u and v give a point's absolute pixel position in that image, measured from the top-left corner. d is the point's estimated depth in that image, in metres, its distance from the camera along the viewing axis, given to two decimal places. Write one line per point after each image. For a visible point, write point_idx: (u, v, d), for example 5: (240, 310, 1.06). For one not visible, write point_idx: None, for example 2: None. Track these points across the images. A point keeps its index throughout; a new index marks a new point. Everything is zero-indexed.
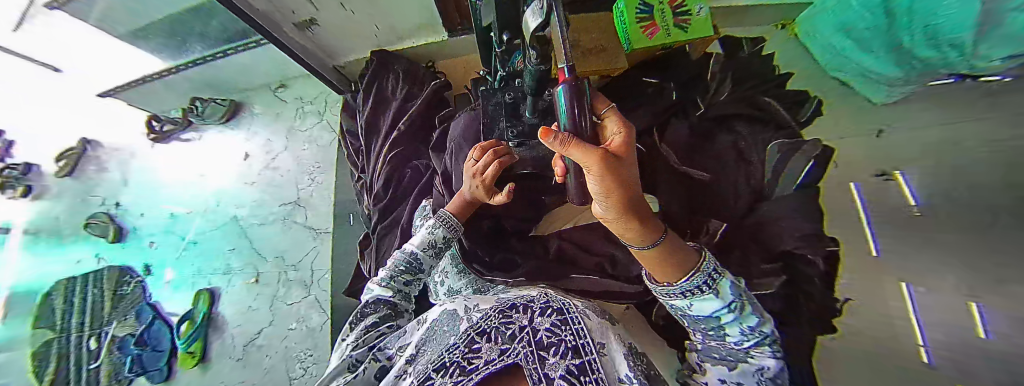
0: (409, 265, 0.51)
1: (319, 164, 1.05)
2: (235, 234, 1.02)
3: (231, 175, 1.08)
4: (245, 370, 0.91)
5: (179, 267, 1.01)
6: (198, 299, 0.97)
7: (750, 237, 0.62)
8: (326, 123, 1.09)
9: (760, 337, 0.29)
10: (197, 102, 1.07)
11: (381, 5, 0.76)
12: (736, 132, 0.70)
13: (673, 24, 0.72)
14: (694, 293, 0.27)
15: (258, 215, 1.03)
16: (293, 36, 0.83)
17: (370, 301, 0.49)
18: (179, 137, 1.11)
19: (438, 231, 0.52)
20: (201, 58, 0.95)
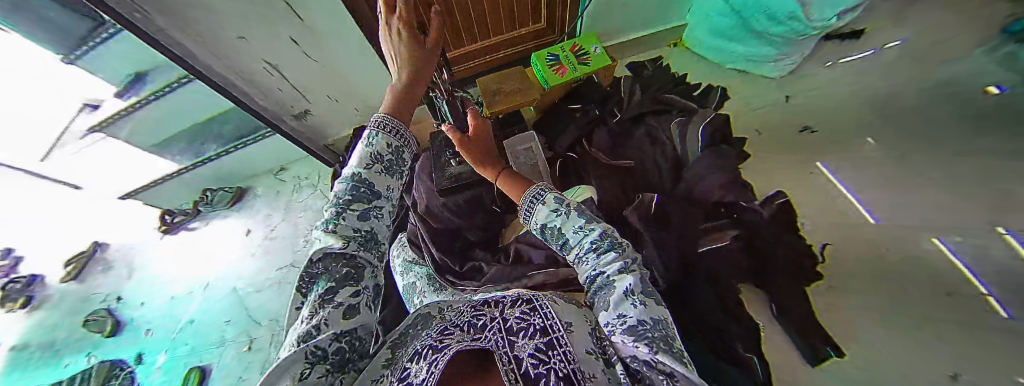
0: (356, 192, 0.33)
1: (313, 225, 1.20)
2: (229, 307, 1.08)
3: (234, 253, 1.20)
4: None
5: (172, 349, 1.00)
6: (188, 379, 0.94)
7: (686, 205, 0.69)
8: (318, 192, 1.27)
9: (595, 235, 0.35)
10: (208, 193, 1.27)
11: (357, 92, 1.04)
12: (649, 124, 0.86)
13: (576, 63, 0.94)
14: (535, 210, 0.40)
15: (255, 283, 1.12)
16: (293, 125, 1.08)
17: (313, 260, 0.28)
18: (186, 225, 1.25)
19: (379, 139, 0.37)
20: (217, 154, 1.16)
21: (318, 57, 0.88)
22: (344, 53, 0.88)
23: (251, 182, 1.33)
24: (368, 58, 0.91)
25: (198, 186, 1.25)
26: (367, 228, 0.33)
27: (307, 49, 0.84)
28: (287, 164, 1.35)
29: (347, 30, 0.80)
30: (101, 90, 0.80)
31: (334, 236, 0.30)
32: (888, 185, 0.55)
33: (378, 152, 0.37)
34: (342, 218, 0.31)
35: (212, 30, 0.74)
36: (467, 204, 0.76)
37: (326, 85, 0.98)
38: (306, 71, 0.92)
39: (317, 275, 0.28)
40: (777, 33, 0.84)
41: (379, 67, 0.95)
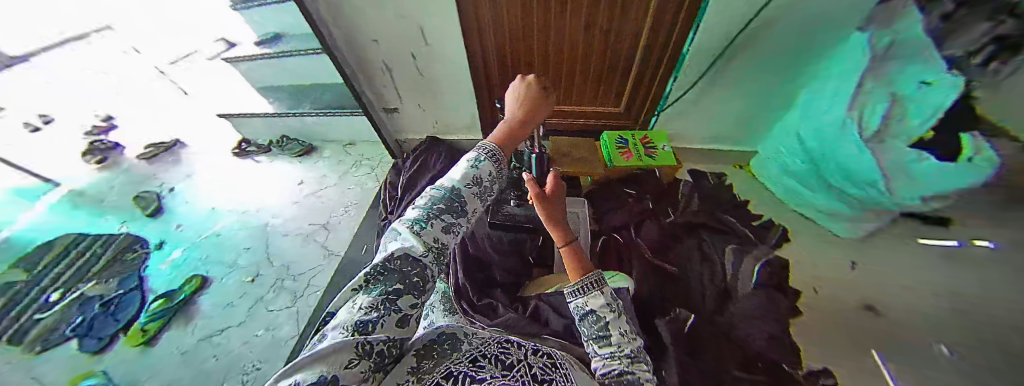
0: (449, 207, 0.40)
1: (356, 201, 1.25)
2: (247, 241, 1.12)
3: (281, 195, 1.29)
4: (179, 369, 0.82)
5: (190, 250, 1.08)
6: (187, 283, 0.99)
7: (722, 338, 0.64)
8: (373, 175, 1.36)
9: (633, 341, 0.39)
10: (284, 139, 1.47)
11: (444, 109, 1.13)
12: (701, 237, 0.85)
13: (644, 152, 0.96)
14: (587, 294, 0.42)
15: (287, 226, 1.18)
16: (380, 116, 1.18)
17: (394, 257, 0.33)
18: (252, 156, 1.41)
19: (484, 167, 0.44)
20: (305, 112, 1.33)
21: (427, 72, 0.99)
22: (447, 75, 0.99)
23: (323, 145, 1.50)
24: (464, 84, 1.01)
25: (280, 132, 1.47)
26: (441, 243, 0.38)
27: (421, 63, 0.96)
28: (357, 141, 1.49)
29: (457, 58, 0.93)
30: (244, 33, 1.15)
31: (417, 241, 0.35)
32: None
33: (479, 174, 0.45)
34: (429, 227, 0.37)
35: (360, 30, 0.89)
36: (508, 245, 0.81)
37: (423, 94, 1.07)
38: (411, 78, 1.02)
39: (391, 272, 0.32)
40: (855, 194, 0.77)
41: (469, 93, 1.04)
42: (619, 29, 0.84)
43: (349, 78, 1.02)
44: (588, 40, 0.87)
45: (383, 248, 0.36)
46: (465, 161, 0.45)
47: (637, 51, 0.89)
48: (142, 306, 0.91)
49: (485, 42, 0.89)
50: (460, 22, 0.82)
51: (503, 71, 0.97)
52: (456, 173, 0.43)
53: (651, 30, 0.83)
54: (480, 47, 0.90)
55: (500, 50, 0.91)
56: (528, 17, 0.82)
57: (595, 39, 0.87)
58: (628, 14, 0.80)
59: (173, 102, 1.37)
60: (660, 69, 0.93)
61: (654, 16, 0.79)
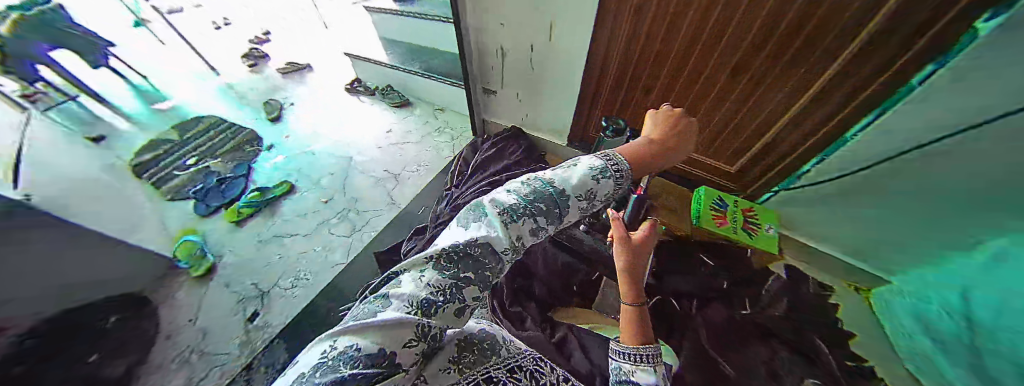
0: (548, 212, 0.34)
1: (427, 164, 1.30)
2: (338, 166, 1.34)
3: (371, 137, 1.46)
4: (254, 251, 1.06)
5: (288, 159, 1.40)
6: (280, 186, 1.26)
7: None
8: (452, 145, 1.39)
9: None
10: (388, 90, 1.66)
11: (541, 108, 1.07)
12: (776, 350, 0.66)
13: (741, 226, 0.81)
14: (640, 365, 0.35)
15: (366, 166, 1.32)
16: (477, 95, 1.19)
17: (475, 243, 0.30)
18: (359, 96, 1.71)
19: (605, 184, 0.36)
20: (416, 72, 1.50)
21: (538, 69, 0.94)
22: (558, 76, 0.92)
23: (418, 103, 1.62)
24: (571, 89, 0.93)
25: (388, 81, 1.68)
26: (523, 243, 0.33)
27: (535, 58, 0.91)
28: (447, 108, 1.56)
29: (574, 63, 0.85)
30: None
31: (503, 234, 0.31)
32: None
33: (595, 189, 0.36)
34: (519, 222, 0.32)
35: (491, 12, 0.87)
36: (560, 270, 0.77)
37: (525, 87, 1.03)
38: (519, 71, 0.99)
39: (467, 257, 0.29)
40: None
41: (572, 100, 0.97)
42: (771, 85, 0.62)
43: (465, 56, 1.05)
44: (721, 86, 0.68)
45: (466, 225, 0.32)
46: (588, 166, 0.37)
47: (782, 119, 0.66)
48: (243, 192, 1.26)
49: (609, 59, 0.78)
50: (592, 30, 0.75)
51: (615, 94, 0.86)
52: (574, 177, 0.36)
53: (817, 99, 0.59)
54: (601, 61, 0.80)
55: (621, 72, 0.80)
56: (665, 45, 0.68)
57: (735, 91, 0.67)
58: (793, 69, 0.57)
59: (318, 49, 2.18)
60: (801, 142, 0.67)
61: (831, 82, 0.55)
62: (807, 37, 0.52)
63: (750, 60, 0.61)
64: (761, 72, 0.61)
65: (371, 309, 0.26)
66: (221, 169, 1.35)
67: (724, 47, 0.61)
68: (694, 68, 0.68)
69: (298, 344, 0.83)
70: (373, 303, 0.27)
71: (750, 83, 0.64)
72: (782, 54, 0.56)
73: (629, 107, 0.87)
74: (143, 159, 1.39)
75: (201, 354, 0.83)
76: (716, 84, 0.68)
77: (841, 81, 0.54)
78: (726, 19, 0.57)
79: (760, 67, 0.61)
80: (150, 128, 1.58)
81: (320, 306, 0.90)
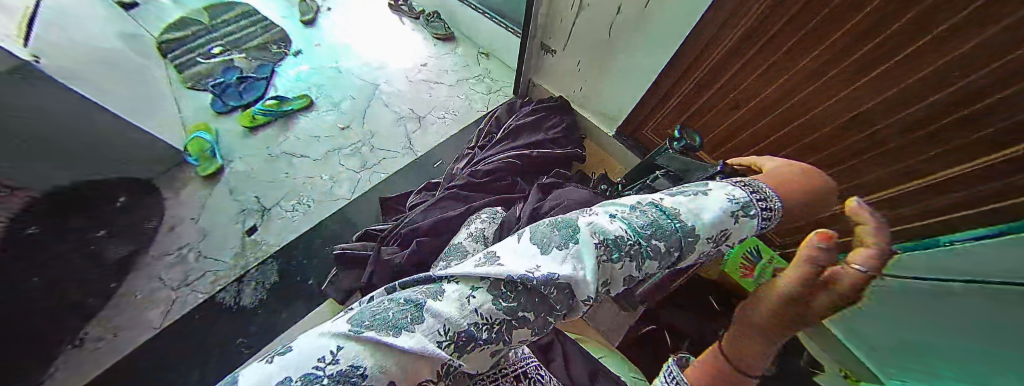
0: (669, 253, 0.27)
1: (455, 115, 1.19)
2: (364, 91, 1.24)
3: (404, 66, 1.33)
4: (263, 163, 1.03)
5: (313, 71, 1.30)
6: (300, 99, 1.18)
7: None
8: (487, 99, 1.26)
9: None
10: (434, 16, 1.47)
11: (601, 87, 0.93)
12: None
13: None
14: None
15: (391, 100, 1.21)
16: (532, 50, 1.04)
17: (554, 282, 0.23)
18: (402, 15, 1.53)
19: (745, 225, 0.29)
20: (471, 4, 1.32)
21: (615, 37, 0.78)
22: (637, 54, 0.77)
23: (462, 40, 1.45)
24: (646, 74, 0.78)
25: (436, 7, 1.49)
26: (609, 286, 0.27)
27: (619, 24, 0.75)
28: (492, 54, 1.39)
29: (662, 43, 0.70)
30: None
31: (596, 277, 0.25)
32: None
33: (727, 231, 0.28)
34: (616, 264, 0.26)
35: None
36: None
37: (592, 54, 0.88)
38: (591, 34, 0.83)
39: (535, 294, 0.24)
40: None
41: (642, 88, 0.82)
42: (888, 152, 0.46)
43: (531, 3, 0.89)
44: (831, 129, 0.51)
45: (546, 249, 0.25)
46: (726, 196, 0.29)
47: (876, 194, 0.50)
48: (261, 98, 1.20)
49: (709, 52, 0.62)
50: (706, 12, 0.58)
51: (695, 94, 0.71)
52: (707, 212, 0.28)
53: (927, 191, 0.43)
54: (698, 52, 0.64)
55: (719, 69, 0.63)
56: (792, 56, 0.50)
57: (891, 120, 0.43)
58: (929, 145, 0.40)
59: None
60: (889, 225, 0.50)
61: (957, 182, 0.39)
62: (967, 114, 0.35)
63: (884, 114, 0.44)
64: (890, 132, 0.44)
65: (394, 315, 0.21)
66: (245, 66, 1.28)
67: (867, 86, 0.43)
68: (814, 95, 0.51)
69: (291, 269, 0.83)
70: (401, 303, 0.23)
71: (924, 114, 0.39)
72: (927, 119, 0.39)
73: (705, 115, 0.72)
74: (172, 37, 1.34)
75: (199, 256, 0.85)
76: (850, 113, 0.47)
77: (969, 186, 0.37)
78: (891, 50, 0.39)
79: (894, 127, 0.43)
80: (183, 2, 1.49)
81: (318, 236, 0.89)
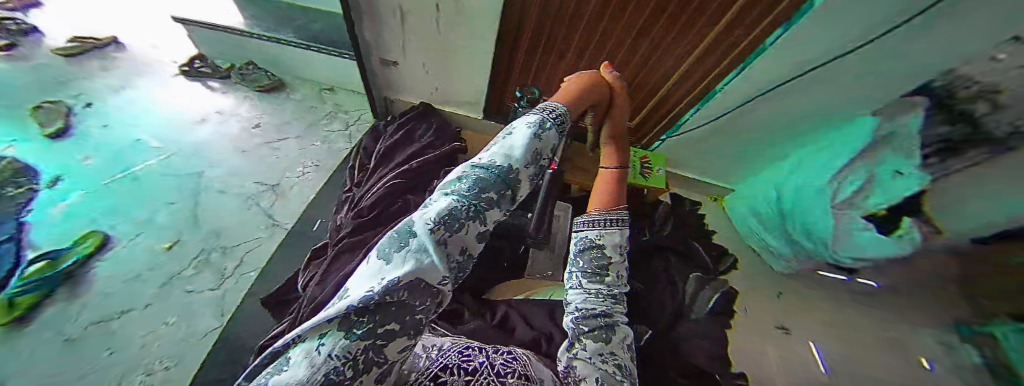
0: (501, 195, 0.34)
1: (319, 163, 1.11)
2: (180, 190, 0.99)
3: (227, 141, 1.12)
4: (60, 360, 0.67)
5: (92, 196, 0.92)
6: (85, 238, 0.83)
7: (671, 356, 0.75)
8: (347, 133, 1.20)
9: (588, 245, 0.47)
10: (251, 67, 1.28)
11: (453, 78, 0.99)
12: (668, 261, 0.97)
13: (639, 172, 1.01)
14: (607, 229, 0.47)
15: (226, 183, 1.02)
16: (372, 66, 1.01)
17: (401, 283, 0.26)
18: (209, 80, 1.28)
19: (548, 137, 0.39)
20: (286, 42, 1.19)
21: (444, 30, 0.84)
22: (467, 39, 0.86)
23: (296, 83, 1.31)
24: (484, 54, 0.89)
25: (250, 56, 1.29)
26: (467, 249, 0.32)
27: (443, 18, 0.81)
28: (337, 87, 1.31)
29: (488, 23, 0.81)
30: None
31: (446, 254, 0.30)
32: None
33: (536, 148, 0.37)
34: (461, 232, 0.31)
35: None
36: (490, 252, 0.79)
37: (429, 53, 0.92)
38: (422, 35, 0.87)
39: (389, 304, 0.26)
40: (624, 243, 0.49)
41: (485, 68, 0.93)
42: (670, 45, 0.80)
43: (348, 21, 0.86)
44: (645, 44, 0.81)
45: (388, 259, 0.28)
46: (525, 127, 0.38)
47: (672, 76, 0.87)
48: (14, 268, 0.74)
49: (526, 19, 0.80)
50: None
51: (529, 60, 0.91)
52: (516, 149, 0.36)
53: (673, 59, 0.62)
54: (517, 17, 0.79)
55: (539, 32, 0.82)
56: (581, 11, 0.76)
57: (658, 26, 0.76)
58: (684, 34, 0.76)
59: (126, 16, 1.52)
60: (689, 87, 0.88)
61: (711, 44, 0.75)
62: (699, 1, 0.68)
63: (655, 25, 0.76)
64: (662, 34, 0.78)
65: None
66: None
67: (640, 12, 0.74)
68: (610, 34, 0.81)
69: None
70: None
71: (675, 15, 0.72)
72: (685, 14, 0.72)
73: (544, 73, 0.93)
74: None
75: None
76: (637, 31, 0.78)
77: (728, 37, 0.73)
78: None
79: (662, 30, 0.77)
80: None
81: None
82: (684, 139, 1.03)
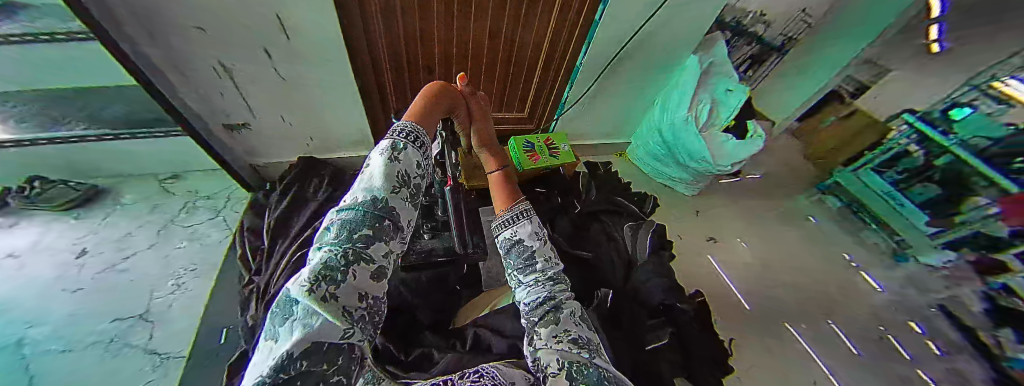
0: (382, 226, 0.32)
1: (193, 266, 0.88)
2: (3, 369, 0.65)
3: (42, 282, 0.79)
4: None
5: None
6: None
7: (633, 302, 0.81)
8: (218, 220, 1.00)
9: (510, 244, 0.48)
10: (33, 183, 0.91)
11: (324, 123, 0.96)
12: (603, 221, 1.05)
13: (548, 154, 1.10)
14: (516, 223, 0.49)
15: (63, 338, 0.71)
16: (217, 131, 0.89)
17: (295, 352, 0.20)
18: None
19: (408, 157, 0.37)
20: (68, 138, 0.87)
21: (290, 76, 0.78)
22: (323, 81, 0.81)
23: (120, 183, 1.03)
24: (348, 90, 0.86)
25: (21, 170, 0.92)
26: (369, 291, 0.29)
27: (281, 65, 0.74)
28: (184, 172, 1.09)
29: (337, 60, 0.76)
30: None
31: (345, 304, 0.25)
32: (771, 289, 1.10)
33: (402, 170, 0.36)
34: (348, 279, 0.26)
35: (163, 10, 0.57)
36: (430, 283, 0.73)
37: (283, 104, 0.86)
38: (264, 87, 0.79)
39: (295, 380, 0.19)
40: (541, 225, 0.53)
41: (354, 103, 0.91)
42: (523, 37, 0.89)
43: (160, 88, 0.72)
44: (504, 45, 0.90)
45: (277, 339, 0.22)
46: (379, 153, 0.36)
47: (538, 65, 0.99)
48: None
49: (377, 50, 0.80)
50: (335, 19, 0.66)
51: (400, 82, 0.93)
52: (375, 178, 0.34)
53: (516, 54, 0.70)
54: (367, 54, 0.78)
55: (395, 51, 0.83)
56: (426, 26, 0.79)
57: (503, 24, 0.83)
58: (531, 25, 0.85)
59: None
60: (554, 70, 1.02)
61: (556, 30, 0.88)
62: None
63: (500, 25, 0.83)
64: (512, 31, 0.86)
65: None
66: None
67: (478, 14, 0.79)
68: (463, 40, 0.85)
69: None
70: None
71: (516, 12, 0.80)
72: (523, 6, 0.79)
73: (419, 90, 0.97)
74: None
75: None
76: (484, 30, 0.84)
77: (566, 19, 0.85)
78: None
79: (510, 27, 0.84)
80: None
81: None
82: (573, 113, 1.21)
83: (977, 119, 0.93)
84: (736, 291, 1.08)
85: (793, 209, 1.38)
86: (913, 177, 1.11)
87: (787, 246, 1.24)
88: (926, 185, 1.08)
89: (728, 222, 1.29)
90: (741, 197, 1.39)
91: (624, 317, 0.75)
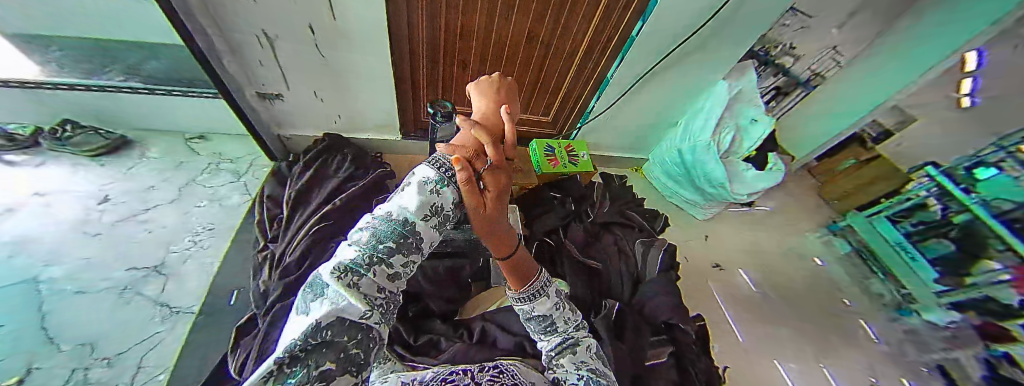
0: (409, 243, 0.31)
1: (210, 226, 0.90)
2: (19, 301, 0.67)
3: (65, 224, 0.81)
4: None
5: None
6: None
7: (638, 318, 0.80)
8: (239, 185, 1.02)
9: (528, 315, 0.43)
10: (67, 126, 0.93)
11: (354, 103, 0.97)
12: (615, 234, 1.05)
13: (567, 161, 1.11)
14: (533, 301, 0.41)
15: (81, 279, 0.73)
16: (251, 99, 0.90)
17: (323, 325, 0.20)
18: None
19: (449, 194, 0.36)
20: (105, 87, 0.90)
21: (330, 55, 0.79)
22: (360, 63, 0.83)
23: (146, 137, 1.05)
24: (384, 74, 0.87)
25: (58, 114, 0.95)
26: (389, 287, 0.28)
27: (322, 41, 0.75)
28: (210, 134, 1.11)
29: (377, 43, 0.77)
30: None
31: (366, 292, 0.25)
32: (770, 320, 1.10)
33: (440, 203, 0.35)
34: (371, 275, 0.26)
35: None
36: (446, 274, 0.70)
37: (319, 80, 0.87)
38: (302, 60, 0.80)
39: (327, 347, 0.19)
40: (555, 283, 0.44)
41: (388, 86, 0.91)
42: (559, 44, 0.89)
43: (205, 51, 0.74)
44: (539, 49, 0.90)
45: (309, 310, 0.22)
46: (421, 180, 0.35)
47: (569, 73, 1.00)
48: None
49: (416, 33, 0.79)
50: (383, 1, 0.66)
51: (434, 71, 0.93)
52: (411, 200, 0.33)
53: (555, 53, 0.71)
54: (407, 35, 0.78)
55: (434, 39, 0.82)
56: (468, 20, 0.79)
57: (543, 26, 0.83)
58: (570, 31, 0.85)
59: None
60: (585, 79, 1.02)
61: (593, 40, 0.87)
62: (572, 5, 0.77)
63: (540, 27, 0.83)
64: (550, 35, 0.86)
65: None
66: None
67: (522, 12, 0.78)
68: (501, 37, 0.85)
69: None
70: None
71: (558, 16, 0.80)
72: (564, 12, 0.79)
73: (453, 82, 0.98)
74: None
75: None
76: (526, 28, 0.83)
77: (604, 31, 0.85)
78: None
79: (549, 30, 0.84)
80: None
81: None
82: (597, 125, 1.22)
83: (1005, 180, 0.90)
84: (733, 323, 1.07)
85: (802, 246, 1.36)
86: (929, 230, 1.08)
87: (792, 282, 1.24)
88: (941, 241, 1.06)
89: (735, 249, 1.29)
90: (753, 226, 1.38)
91: (630, 326, 0.75)
